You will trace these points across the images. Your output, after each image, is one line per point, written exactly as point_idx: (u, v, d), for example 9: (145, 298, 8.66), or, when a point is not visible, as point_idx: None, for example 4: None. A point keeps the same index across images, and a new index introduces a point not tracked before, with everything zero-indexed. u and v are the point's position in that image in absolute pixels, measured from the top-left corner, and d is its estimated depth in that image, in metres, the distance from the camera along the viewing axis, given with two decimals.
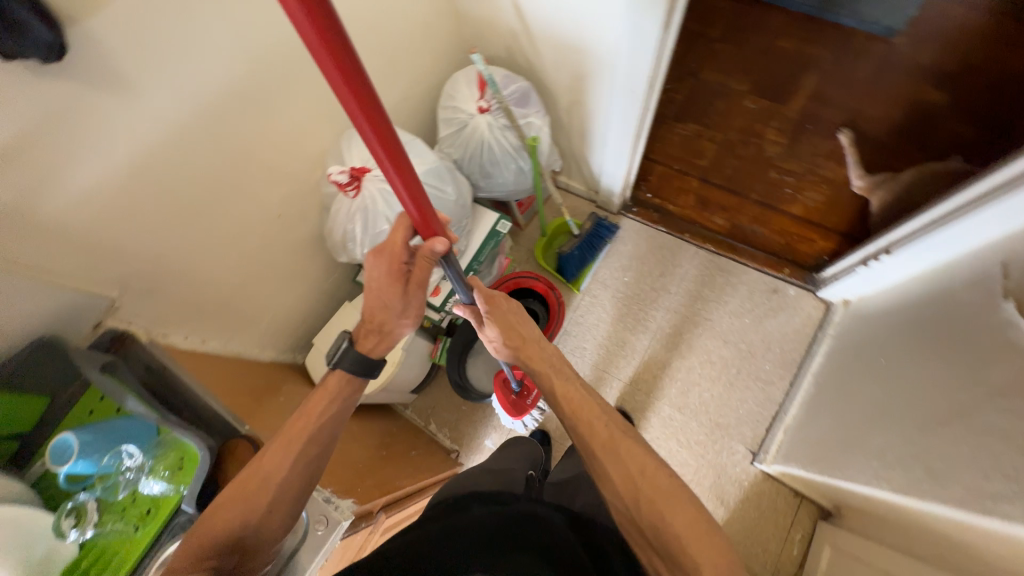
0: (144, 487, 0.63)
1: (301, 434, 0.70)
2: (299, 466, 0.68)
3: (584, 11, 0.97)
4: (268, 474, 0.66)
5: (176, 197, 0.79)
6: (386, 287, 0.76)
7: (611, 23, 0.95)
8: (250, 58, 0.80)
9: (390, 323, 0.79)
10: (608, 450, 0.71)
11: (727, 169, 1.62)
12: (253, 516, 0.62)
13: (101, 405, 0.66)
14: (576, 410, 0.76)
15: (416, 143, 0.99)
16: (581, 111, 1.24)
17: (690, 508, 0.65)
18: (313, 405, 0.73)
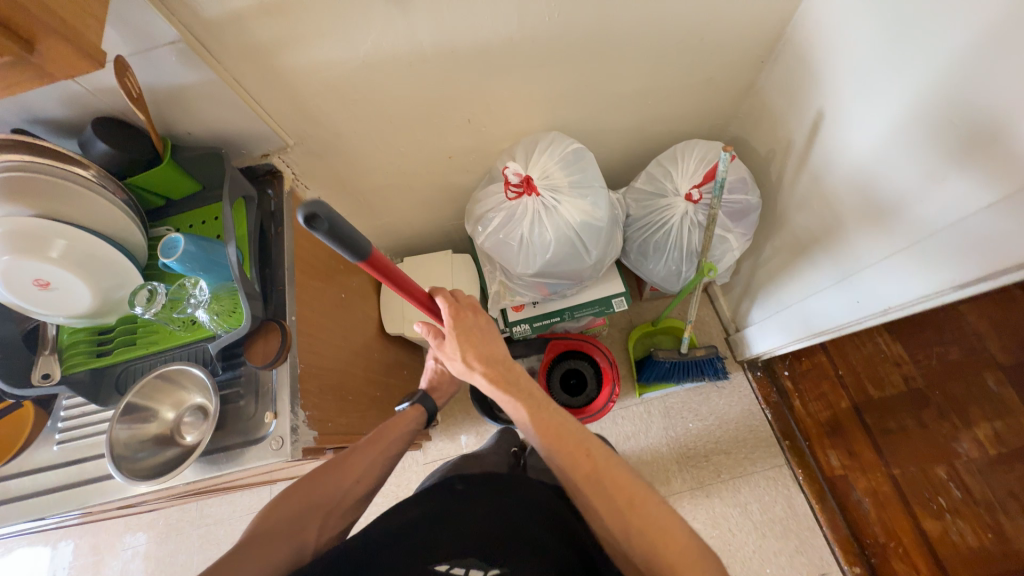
0: (198, 313, 0.70)
1: (385, 431, 0.78)
2: (382, 452, 0.76)
3: (892, 183, 0.73)
4: (360, 450, 0.74)
5: (381, 103, 0.82)
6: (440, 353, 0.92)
7: (913, 227, 0.70)
8: (520, 31, 0.75)
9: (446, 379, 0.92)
10: (615, 511, 0.62)
11: (890, 420, 1.20)
12: (337, 488, 0.69)
13: (213, 222, 0.77)
14: (571, 467, 0.66)
15: (602, 189, 0.89)
16: (797, 259, 1.02)
17: (688, 571, 0.56)
18: (397, 424, 0.80)
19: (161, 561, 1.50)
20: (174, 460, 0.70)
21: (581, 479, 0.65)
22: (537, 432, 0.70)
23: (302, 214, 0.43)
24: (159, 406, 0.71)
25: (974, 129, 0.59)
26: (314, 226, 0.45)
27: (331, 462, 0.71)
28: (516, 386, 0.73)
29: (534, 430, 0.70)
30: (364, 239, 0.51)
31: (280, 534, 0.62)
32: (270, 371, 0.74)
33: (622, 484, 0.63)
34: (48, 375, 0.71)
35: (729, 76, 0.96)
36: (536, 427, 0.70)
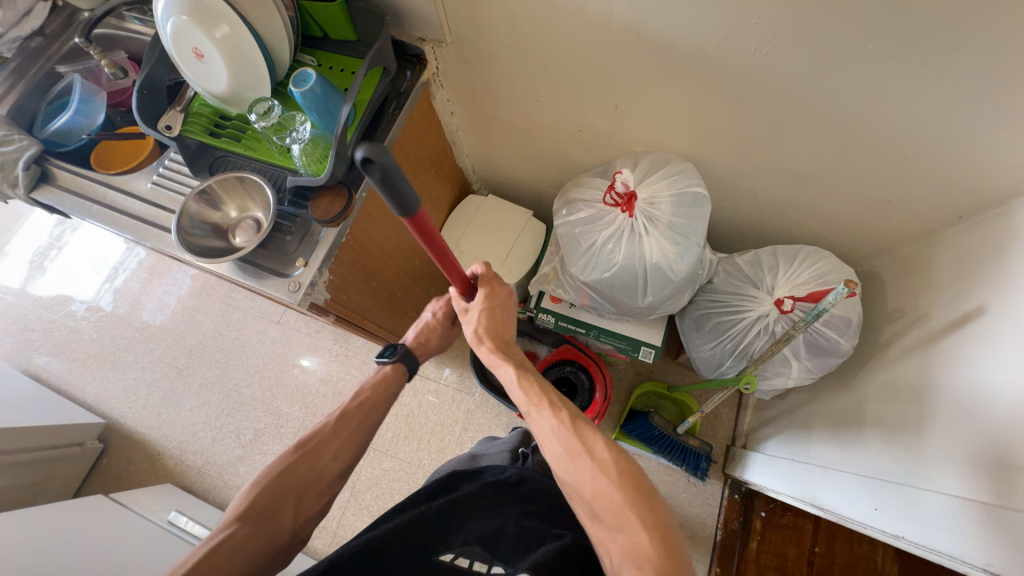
0: (294, 147, 0.78)
1: (358, 411, 0.78)
2: (357, 429, 0.77)
3: (1005, 430, 0.61)
4: (333, 432, 0.76)
5: (544, 51, 0.80)
6: (442, 314, 0.88)
7: (995, 492, 0.59)
8: (710, 53, 0.68)
9: (435, 341, 0.89)
10: (576, 451, 0.64)
11: None
12: (315, 465, 0.73)
13: (348, 74, 0.81)
14: (543, 417, 0.69)
15: (694, 246, 0.82)
16: (851, 428, 0.90)
17: (635, 503, 0.59)
18: (372, 393, 0.80)
19: (186, 310, 1.78)
20: (217, 250, 0.79)
21: (552, 428, 0.67)
22: (518, 393, 0.72)
23: (363, 154, 0.42)
24: (227, 201, 0.81)
25: None
26: (370, 166, 0.43)
27: (308, 440, 0.74)
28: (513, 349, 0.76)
29: (516, 386, 0.72)
30: (414, 196, 0.49)
31: (265, 518, 0.68)
32: (321, 228, 0.81)
33: (591, 432, 0.66)
34: (170, 127, 0.81)
35: (908, 212, 0.82)
36: (517, 385, 0.72)
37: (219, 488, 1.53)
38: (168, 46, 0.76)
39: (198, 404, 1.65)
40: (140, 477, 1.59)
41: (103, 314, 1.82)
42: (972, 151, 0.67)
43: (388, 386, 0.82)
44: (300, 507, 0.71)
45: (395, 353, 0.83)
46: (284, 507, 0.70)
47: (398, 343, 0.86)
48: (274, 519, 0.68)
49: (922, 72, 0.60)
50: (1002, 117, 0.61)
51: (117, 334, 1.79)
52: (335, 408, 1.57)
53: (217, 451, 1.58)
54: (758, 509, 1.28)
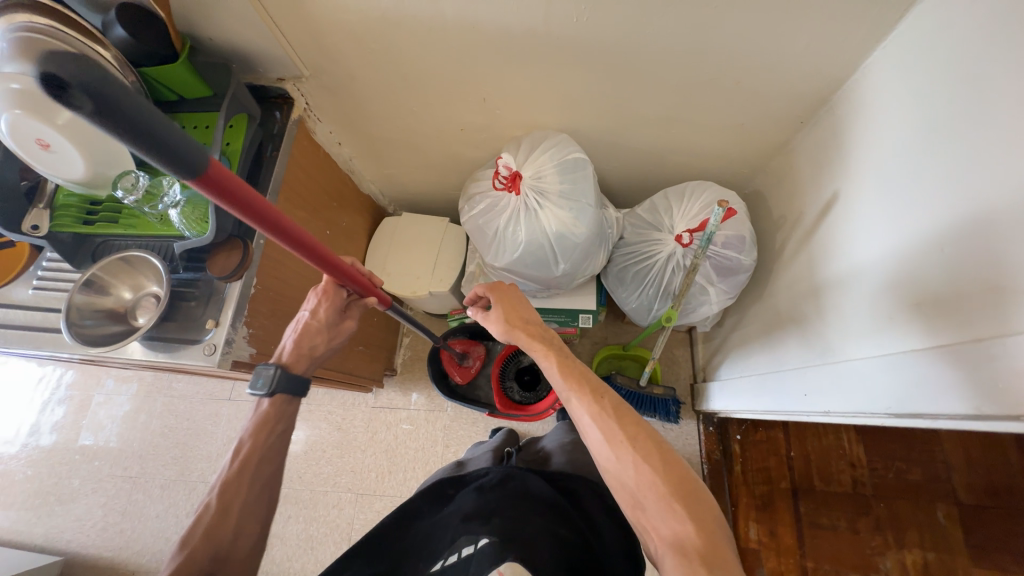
0: (169, 211, 0.75)
1: (245, 472, 0.72)
2: (252, 494, 0.72)
3: (878, 290, 0.70)
4: (223, 511, 0.69)
5: (398, 61, 0.83)
6: (323, 311, 0.82)
7: (885, 342, 0.66)
8: (541, 27, 0.74)
9: (322, 344, 0.82)
10: (618, 438, 0.64)
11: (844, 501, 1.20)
12: (217, 546, 0.67)
13: (207, 128, 0.80)
14: (583, 404, 0.68)
15: (589, 207, 0.87)
16: (774, 332, 0.99)
17: (680, 494, 0.58)
18: (254, 446, 0.74)
19: (128, 415, 1.66)
20: (117, 336, 0.76)
21: (593, 416, 0.66)
22: (557, 379, 0.73)
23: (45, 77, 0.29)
24: (117, 284, 0.79)
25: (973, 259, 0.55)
26: (75, 90, 0.31)
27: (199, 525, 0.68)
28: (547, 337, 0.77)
29: (555, 373, 0.73)
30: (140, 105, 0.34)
31: None
32: (225, 284, 0.79)
33: (633, 424, 0.65)
34: (37, 227, 0.77)
35: (760, 128, 0.92)
36: (556, 372, 0.73)
37: None
38: (11, 145, 0.72)
39: (164, 507, 1.54)
40: None
41: (35, 447, 1.67)
42: (783, 61, 0.76)
43: (265, 434, 0.75)
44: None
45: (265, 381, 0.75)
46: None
47: (274, 366, 0.76)
48: None
49: (719, 5, 0.68)
50: (794, 28, 0.70)
51: (56, 463, 1.64)
52: (309, 467, 1.51)
53: None
54: (734, 434, 1.35)
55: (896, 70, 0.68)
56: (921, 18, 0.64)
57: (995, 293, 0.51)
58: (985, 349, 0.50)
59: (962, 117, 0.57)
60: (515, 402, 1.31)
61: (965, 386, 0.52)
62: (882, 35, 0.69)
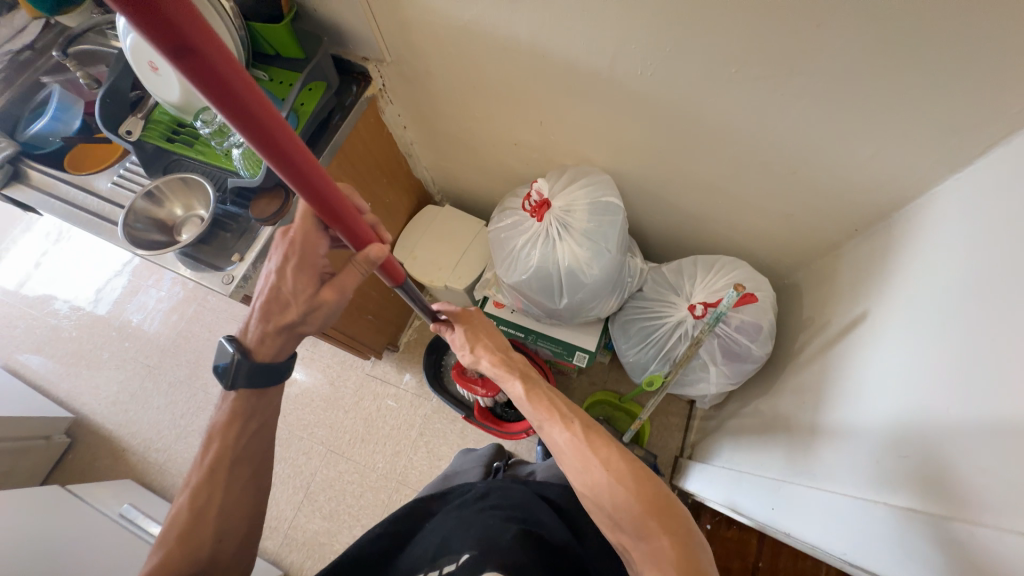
0: (234, 150, 0.85)
1: (217, 475, 0.71)
2: (227, 496, 0.72)
3: (884, 425, 0.64)
4: (197, 518, 0.69)
5: (469, 68, 0.88)
6: (289, 276, 0.70)
7: (869, 483, 0.61)
8: (606, 71, 0.75)
9: (289, 319, 0.71)
10: (590, 458, 0.64)
11: None
12: (196, 552, 0.68)
13: (286, 86, 0.89)
14: (555, 427, 0.69)
15: (608, 251, 0.87)
16: (767, 433, 0.93)
17: (653, 510, 0.58)
18: (222, 442, 0.73)
19: (164, 312, 1.84)
20: (157, 244, 0.85)
21: (566, 438, 0.67)
22: (530, 406, 0.74)
23: None
24: (172, 200, 0.89)
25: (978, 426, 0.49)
26: None
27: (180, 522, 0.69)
28: (515, 365, 0.79)
29: (526, 401, 0.74)
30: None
31: None
32: (259, 226, 0.87)
33: (603, 442, 0.65)
34: (131, 132, 0.88)
35: (810, 223, 0.87)
36: (527, 399, 0.74)
37: (179, 485, 1.56)
38: (129, 57, 0.83)
39: (166, 402, 1.69)
40: (105, 474, 1.62)
41: (84, 315, 1.89)
42: (846, 164, 0.72)
43: (237, 434, 0.74)
44: None
45: (223, 371, 0.72)
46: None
47: (234, 346, 0.71)
48: None
49: (785, 93, 0.66)
50: (861, 135, 0.67)
51: (96, 334, 1.85)
52: (295, 410, 1.60)
53: (179, 449, 1.61)
54: (705, 521, 1.26)
55: (959, 205, 0.63)
56: (1003, 159, 0.59)
57: (988, 473, 0.46)
58: (964, 534, 0.45)
59: (1006, 275, 0.52)
60: (493, 415, 1.32)
61: (926, 560, 0.47)
62: (959, 164, 0.64)
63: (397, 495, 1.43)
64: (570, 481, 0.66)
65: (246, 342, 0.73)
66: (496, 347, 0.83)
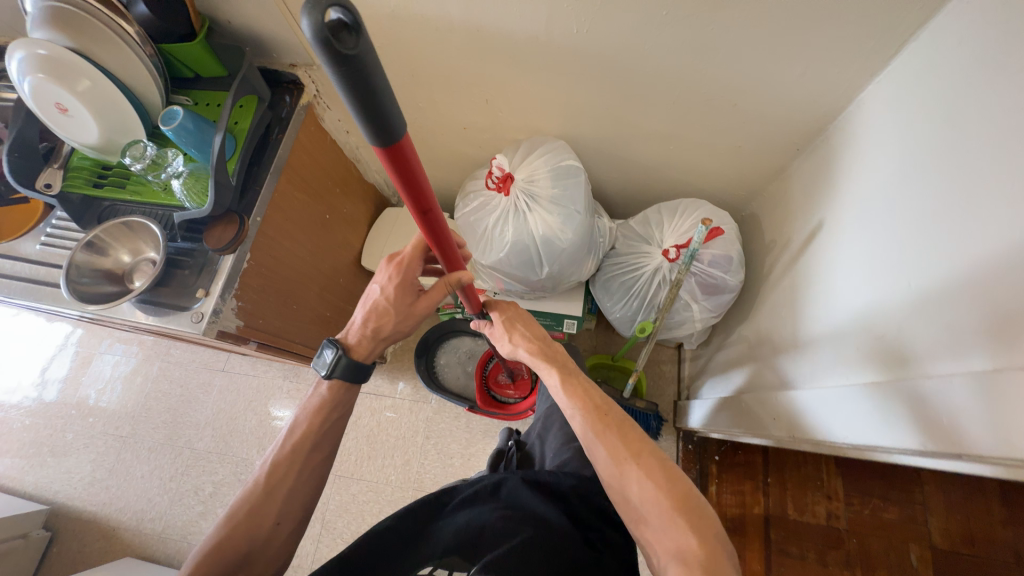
0: (173, 182, 0.80)
1: (298, 455, 0.71)
2: (300, 480, 0.71)
3: (858, 312, 0.69)
4: (267, 494, 0.68)
5: (405, 57, 0.86)
6: (393, 291, 0.76)
7: (859, 368, 0.66)
8: (542, 36, 0.76)
9: (389, 327, 0.76)
10: (621, 455, 0.65)
11: (813, 532, 1.13)
12: (257, 531, 0.67)
13: (215, 107, 0.85)
14: (587, 423, 0.70)
15: (578, 214, 0.88)
16: (756, 358, 0.98)
17: (682, 507, 0.59)
18: (309, 425, 0.73)
19: (124, 376, 1.72)
20: (110, 296, 0.80)
21: (596, 434, 0.68)
22: (563, 398, 0.75)
23: (306, 23, 0.25)
24: (117, 246, 0.82)
25: (944, 288, 0.55)
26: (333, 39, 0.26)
27: (239, 506, 0.67)
28: (551, 353, 0.79)
29: (560, 393, 0.76)
30: (395, 112, 0.33)
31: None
32: (219, 257, 0.83)
33: (636, 441, 0.67)
34: (50, 185, 0.81)
35: (756, 151, 0.92)
36: (561, 390, 0.75)
37: (185, 550, 1.47)
38: (32, 106, 0.76)
39: (150, 469, 1.58)
40: (100, 558, 1.50)
41: (33, 399, 1.73)
42: (779, 88, 0.77)
43: (321, 424, 0.73)
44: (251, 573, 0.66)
45: (324, 362, 0.74)
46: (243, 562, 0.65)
47: (338, 351, 0.74)
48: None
49: (715, 29, 0.69)
50: (788, 57, 0.71)
51: (53, 415, 1.70)
52: None
53: (175, 513, 1.52)
54: (713, 455, 1.32)
55: (885, 104, 0.69)
56: (913, 56, 0.65)
57: (955, 331, 0.52)
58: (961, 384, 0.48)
59: (940, 152, 0.58)
60: (496, 401, 1.32)
61: (914, 420, 0.52)
62: (876, 69, 0.70)
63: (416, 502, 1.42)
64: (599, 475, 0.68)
65: (347, 345, 0.76)
66: (533, 335, 0.83)
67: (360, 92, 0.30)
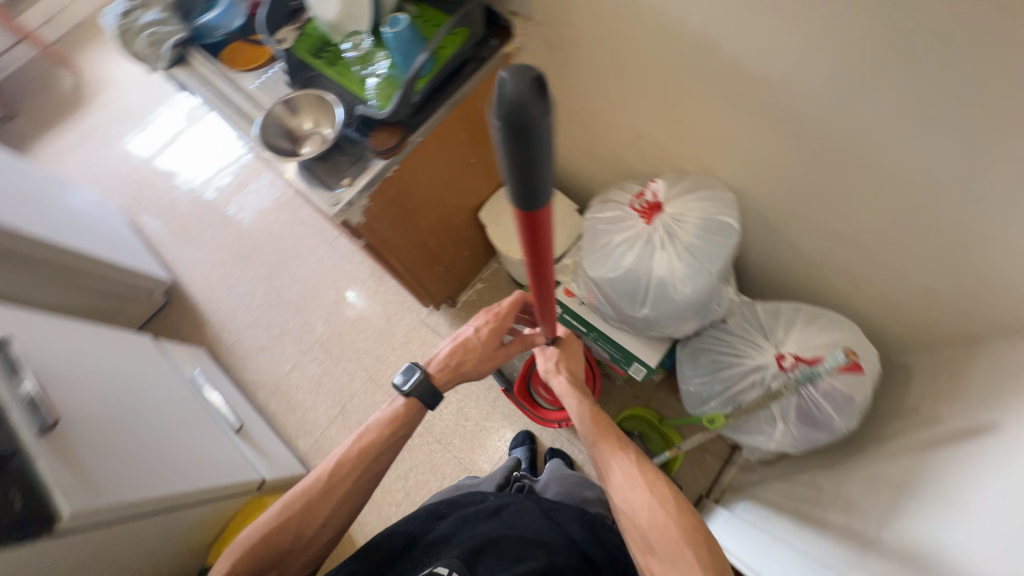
0: (370, 78, 0.90)
1: (361, 460, 0.78)
2: (355, 483, 0.78)
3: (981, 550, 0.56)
4: (327, 490, 0.76)
5: (618, 46, 0.83)
6: (483, 334, 0.88)
7: None
8: (771, 79, 0.68)
9: (470, 363, 0.87)
10: (638, 480, 0.67)
11: None
12: (309, 519, 0.75)
13: (428, 24, 0.90)
14: (606, 445, 0.73)
15: (707, 275, 0.82)
16: (816, 513, 0.85)
17: (695, 543, 0.60)
18: (377, 436, 0.81)
19: (261, 211, 2.01)
20: (282, 150, 0.91)
21: (614, 457, 0.71)
22: (584, 420, 0.77)
23: (507, 88, 0.29)
24: (305, 112, 0.94)
25: None
26: (520, 101, 0.29)
27: (302, 492, 0.76)
28: (581, 385, 0.83)
29: (582, 418, 0.78)
30: (549, 180, 0.36)
31: (278, 554, 0.73)
32: (373, 157, 0.90)
33: (652, 469, 0.68)
34: (283, 40, 0.96)
35: (950, 303, 0.76)
36: (582, 413, 0.78)
37: (239, 367, 1.73)
38: None
39: (246, 291, 1.87)
40: (185, 335, 1.83)
41: (197, 194, 2.11)
42: None
43: (387, 439, 0.81)
44: (292, 557, 0.74)
45: (408, 379, 0.83)
46: (288, 546, 0.74)
47: (421, 369, 0.84)
48: (275, 558, 0.73)
49: (997, 155, 0.57)
50: None
51: (204, 214, 2.07)
52: (351, 333, 1.71)
53: (246, 336, 1.79)
54: None
55: None
56: None
57: None
58: None
59: None
60: (531, 398, 1.32)
61: None
62: None
63: (419, 439, 1.50)
64: (609, 499, 0.69)
65: (429, 370, 0.86)
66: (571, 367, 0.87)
67: (527, 159, 0.33)
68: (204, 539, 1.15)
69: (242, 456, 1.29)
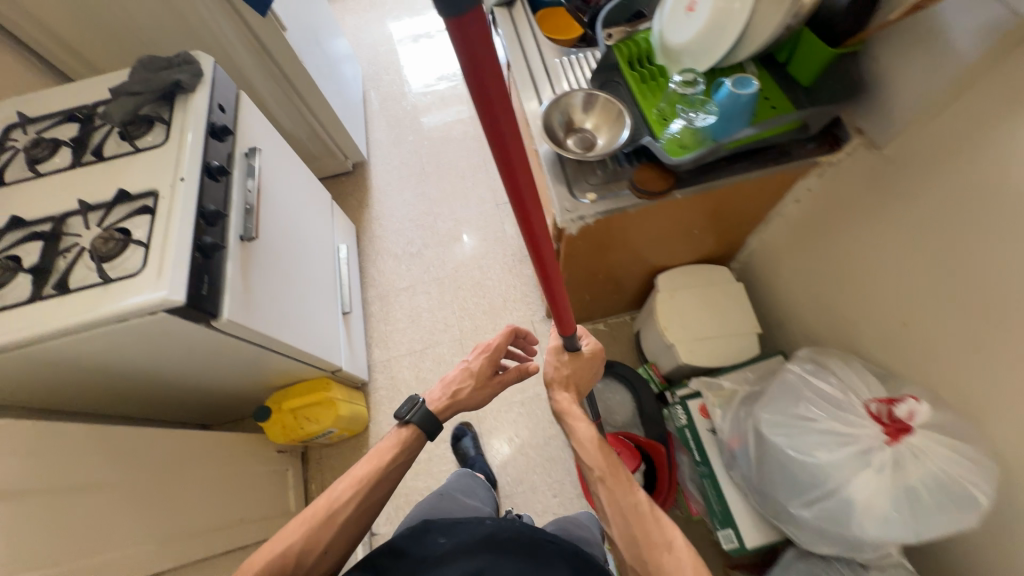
0: (678, 121, 0.83)
1: (363, 489, 0.83)
2: (354, 512, 0.81)
3: None
4: (327, 521, 0.79)
5: (963, 235, 0.70)
6: (476, 366, 1.00)
7: None
8: None
9: (467, 391, 0.97)
10: (654, 537, 0.73)
11: None
12: (313, 547, 0.76)
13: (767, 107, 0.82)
14: (615, 484, 0.79)
15: (905, 529, 0.73)
16: None
17: None
18: (380, 465, 0.85)
19: (460, 142, 2.13)
20: (554, 135, 0.92)
21: (628, 502, 0.77)
22: (595, 454, 0.82)
23: None
24: (594, 113, 0.92)
25: None
26: None
27: (307, 521, 0.78)
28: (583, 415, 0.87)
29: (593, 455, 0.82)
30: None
31: None
32: (627, 189, 0.86)
33: (665, 523, 0.75)
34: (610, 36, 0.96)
35: None
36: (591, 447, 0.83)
37: (367, 257, 1.88)
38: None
39: (409, 200, 2.01)
40: (346, 206, 2.02)
41: (421, 99, 2.28)
42: None
43: (389, 466, 0.86)
44: None
45: (406, 403, 0.92)
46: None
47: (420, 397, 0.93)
48: None
49: None
50: None
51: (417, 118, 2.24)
52: (468, 291, 1.77)
53: (388, 236, 1.93)
54: None
55: None
56: None
57: None
58: None
59: None
60: None
61: None
62: None
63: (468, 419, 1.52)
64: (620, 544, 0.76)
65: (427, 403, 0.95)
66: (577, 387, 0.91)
67: None
68: (276, 385, 1.28)
69: (338, 338, 1.39)
